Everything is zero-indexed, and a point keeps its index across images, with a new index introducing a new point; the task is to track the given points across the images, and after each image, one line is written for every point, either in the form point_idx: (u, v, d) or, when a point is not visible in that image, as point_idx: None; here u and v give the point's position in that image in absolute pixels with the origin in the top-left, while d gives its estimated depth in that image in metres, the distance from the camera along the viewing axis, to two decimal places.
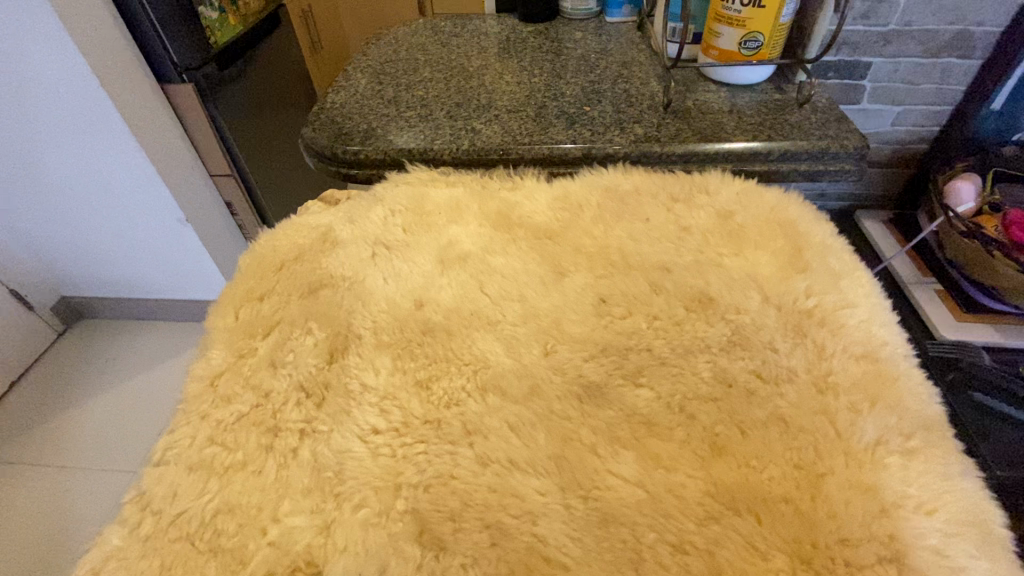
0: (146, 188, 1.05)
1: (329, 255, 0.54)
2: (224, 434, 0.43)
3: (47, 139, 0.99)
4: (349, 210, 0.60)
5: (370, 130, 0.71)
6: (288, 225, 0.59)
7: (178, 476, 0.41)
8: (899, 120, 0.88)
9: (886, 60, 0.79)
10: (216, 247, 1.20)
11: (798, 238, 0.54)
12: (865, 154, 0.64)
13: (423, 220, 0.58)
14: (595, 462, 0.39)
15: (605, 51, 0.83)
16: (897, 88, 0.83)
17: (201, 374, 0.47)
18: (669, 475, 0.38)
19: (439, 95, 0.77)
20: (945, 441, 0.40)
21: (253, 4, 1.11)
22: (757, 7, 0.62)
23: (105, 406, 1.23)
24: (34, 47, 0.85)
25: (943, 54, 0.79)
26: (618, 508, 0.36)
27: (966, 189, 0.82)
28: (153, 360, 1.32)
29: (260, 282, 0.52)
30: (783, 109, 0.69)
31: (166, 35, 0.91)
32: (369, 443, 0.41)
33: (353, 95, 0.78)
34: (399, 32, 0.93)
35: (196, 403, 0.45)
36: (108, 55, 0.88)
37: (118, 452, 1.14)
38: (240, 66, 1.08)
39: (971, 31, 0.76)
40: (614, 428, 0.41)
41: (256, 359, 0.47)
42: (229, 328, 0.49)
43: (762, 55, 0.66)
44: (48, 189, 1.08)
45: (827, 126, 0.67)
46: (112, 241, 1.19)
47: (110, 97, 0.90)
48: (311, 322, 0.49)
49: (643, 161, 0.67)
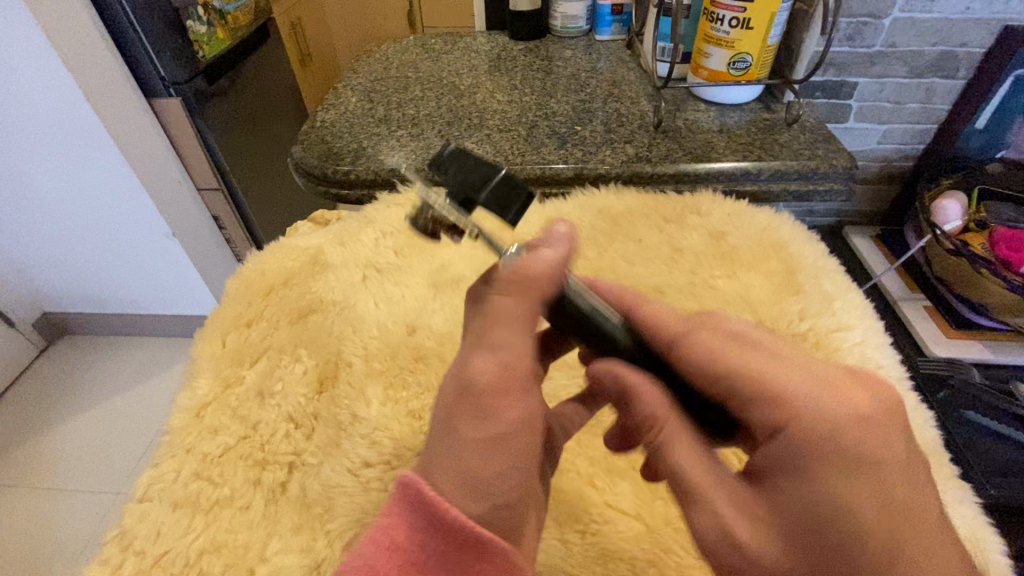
0: (134, 206, 1.03)
1: (320, 279, 0.54)
2: (210, 469, 0.41)
3: (32, 154, 0.97)
4: (340, 232, 0.59)
5: (361, 150, 0.71)
6: (277, 247, 0.58)
7: (162, 513, 0.39)
8: (885, 138, 0.89)
9: (872, 80, 0.80)
10: (204, 263, 1.18)
11: (791, 259, 0.54)
12: (853, 173, 0.65)
13: (415, 243, 0.57)
14: (593, 495, 0.39)
15: (596, 69, 0.84)
16: (883, 108, 0.84)
17: (187, 404, 0.45)
18: (668, 507, 0.38)
19: (431, 113, 0.77)
20: (941, 467, 0.41)
21: (241, 17, 1.10)
22: (746, 28, 0.63)
23: (87, 425, 1.19)
24: (22, 61, 0.83)
25: (928, 74, 0.80)
26: (616, 543, 0.37)
27: (952, 208, 0.84)
28: (137, 377, 1.29)
29: (248, 307, 0.51)
30: (772, 129, 0.70)
31: (153, 49, 0.90)
32: (360, 476, 0.41)
33: (343, 113, 0.78)
34: (389, 49, 0.93)
35: (182, 435, 0.44)
36: (92, 70, 0.86)
37: (101, 471, 1.11)
38: (228, 81, 1.07)
39: (955, 52, 0.78)
40: (611, 458, 0.42)
41: (243, 389, 0.46)
42: (216, 355, 0.48)
43: (750, 75, 0.67)
44: (32, 206, 1.07)
45: (816, 146, 0.67)
46: (96, 256, 1.17)
47: (89, 102, 0.87)
48: (301, 349, 0.48)
49: (635, 181, 0.67)
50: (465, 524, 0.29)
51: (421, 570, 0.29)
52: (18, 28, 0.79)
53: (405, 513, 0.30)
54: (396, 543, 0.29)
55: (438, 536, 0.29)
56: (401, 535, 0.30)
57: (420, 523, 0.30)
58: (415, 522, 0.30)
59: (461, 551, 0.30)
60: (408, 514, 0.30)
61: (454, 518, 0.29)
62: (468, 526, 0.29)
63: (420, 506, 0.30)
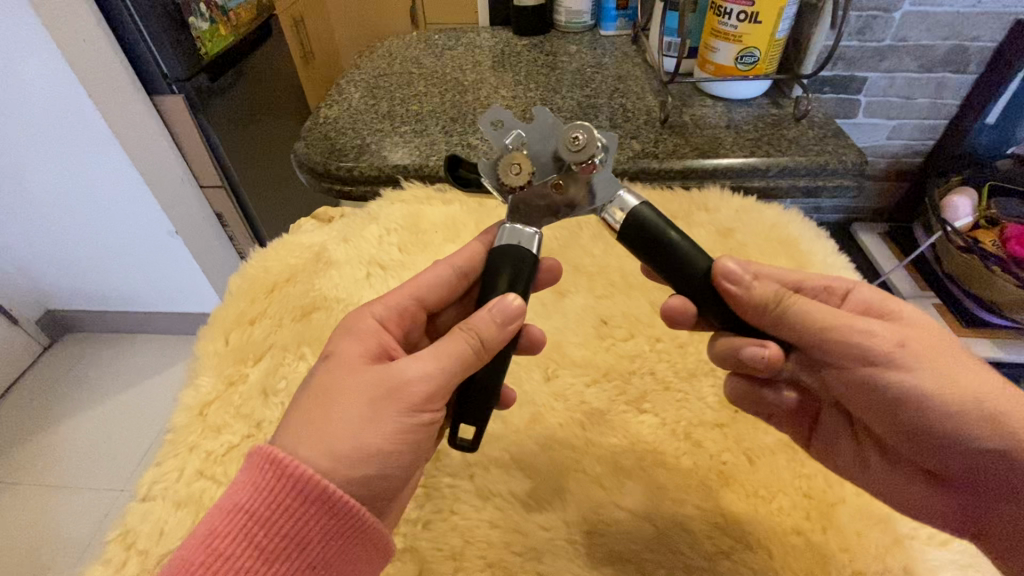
0: (135, 203, 1.02)
1: (324, 276, 0.53)
2: (214, 467, 0.41)
3: (32, 150, 0.96)
4: (344, 229, 0.58)
5: (364, 146, 0.70)
6: (280, 244, 0.57)
7: (165, 512, 0.39)
8: (894, 134, 0.89)
9: (881, 75, 0.79)
10: (207, 261, 1.17)
11: (801, 256, 0.53)
12: (863, 169, 0.64)
13: (419, 240, 0.57)
14: (600, 495, 0.39)
15: (601, 65, 0.83)
16: (892, 103, 0.83)
17: (190, 403, 0.45)
18: (677, 507, 0.38)
19: (434, 109, 0.76)
20: None
21: (243, 13, 1.10)
22: (754, 22, 0.62)
23: (91, 422, 1.20)
24: (23, 57, 0.83)
25: (937, 69, 0.79)
26: (625, 544, 0.36)
27: (963, 205, 0.82)
28: (141, 374, 1.29)
29: (252, 305, 0.51)
30: (780, 125, 0.69)
31: (155, 46, 0.89)
32: None
33: (346, 109, 0.77)
34: (392, 45, 0.92)
35: (184, 433, 0.43)
36: (94, 65, 0.85)
37: (106, 468, 1.11)
38: (230, 78, 1.07)
39: (965, 46, 0.77)
40: (619, 457, 0.41)
41: (247, 387, 0.45)
42: (219, 353, 0.48)
43: (758, 70, 0.66)
44: (35, 204, 1.06)
45: (825, 141, 0.66)
46: (98, 253, 1.17)
47: (92, 97, 0.86)
48: (305, 347, 0.48)
49: (642, 177, 0.66)
50: (305, 478, 0.29)
51: (266, 530, 0.29)
52: (19, 23, 0.78)
53: (250, 474, 0.30)
54: (240, 503, 0.29)
55: (282, 493, 0.29)
56: (244, 496, 0.29)
57: (265, 483, 0.29)
58: (259, 483, 0.30)
59: (305, 506, 0.29)
60: (252, 475, 0.30)
61: (297, 472, 0.29)
62: (309, 479, 0.29)
63: (264, 465, 0.30)
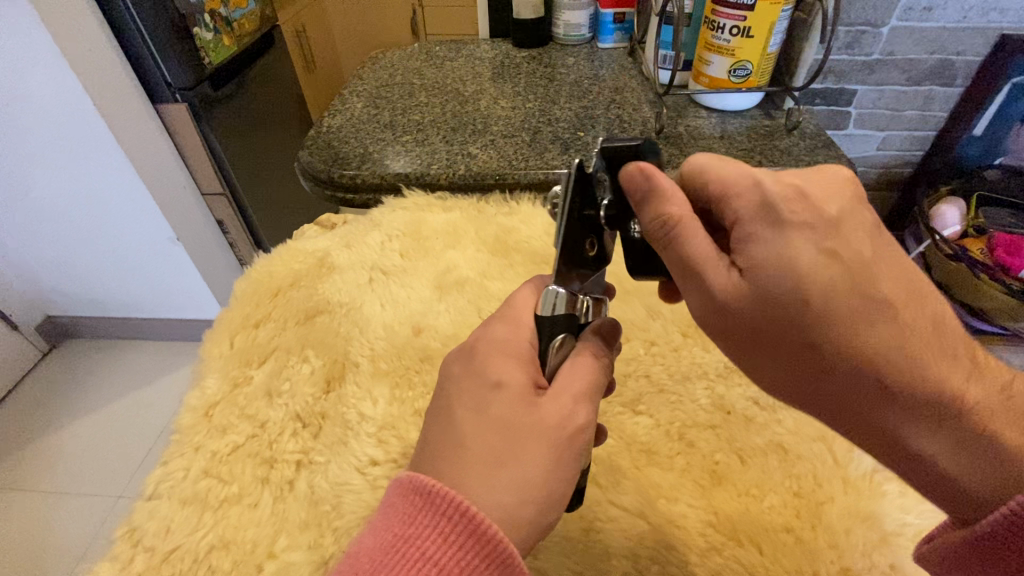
0: (139, 210, 1.03)
1: (327, 281, 0.55)
2: (219, 467, 0.42)
3: (37, 157, 0.98)
4: (347, 235, 0.60)
5: (366, 155, 0.72)
6: (284, 249, 0.58)
7: (171, 510, 0.40)
8: (884, 145, 0.90)
9: (870, 88, 0.82)
10: (209, 267, 1.18)
11: None
12: None
13: (420, 246, 0.58)
14: (596, 494, 0.40)
15: (598, 76, 0.85)
16: (882, 115, 0.85)
17: (196, 404, 0.46)
18: (670, 505, 0.39)
19: (436, 119, 0.78)
20: None
21: (247, 23, 1.11)
22: (746, 37, 0.63)
23: (89, 428, 1.20)
24: (31, 66, 0.84)
25: (925, 82, 0.81)
26: (619, 540, 0.37)
27: (951, 214, 0.85)
28: (141, 380, 1.29)
29: (256, 308, 0.52)
30: (772, 136, 0.71)
31: (160, 54, 0.91)
32: (367, 475, 0.41)
33: (348, 118, 0.79)
34: (393, 56, 0.94)
35: (190, 434, 0.44)
36: (99, 71, 0.87)
37: (104, 475, 1.12)
38: (234, 87, 1.09)
39: (951, 60, 0.79)
40: (615, 458, 0.42)
41: (251, 388, 0.46)
42: (224, 356, 0.49)
43: (750, 82, 0.68)
44: (39, 210, 1.08)
45: (816, 152, 0.69)
46: (100, 259, 1.18)
47: (97, 106, 0.88)
48: (308, 350, 0.49)
49: None
50: (495, 535, 0.28)
51: None
52: (28, 31, 0.80)
53: (437, 521, 0.29)
54: (431, 554, 0.28)
55: (469, 549, 0.29)
56: (433, 545, 0.29)
57: (457, 537, 0.29)
58: (448, 533, 0.29)
59: (488, 563, 0.28)
60: (442, 523, 0.29)
61: (489, 533, 0.29)
62: (502, 541, 0.28)
63: (454, 515, 0.29)
